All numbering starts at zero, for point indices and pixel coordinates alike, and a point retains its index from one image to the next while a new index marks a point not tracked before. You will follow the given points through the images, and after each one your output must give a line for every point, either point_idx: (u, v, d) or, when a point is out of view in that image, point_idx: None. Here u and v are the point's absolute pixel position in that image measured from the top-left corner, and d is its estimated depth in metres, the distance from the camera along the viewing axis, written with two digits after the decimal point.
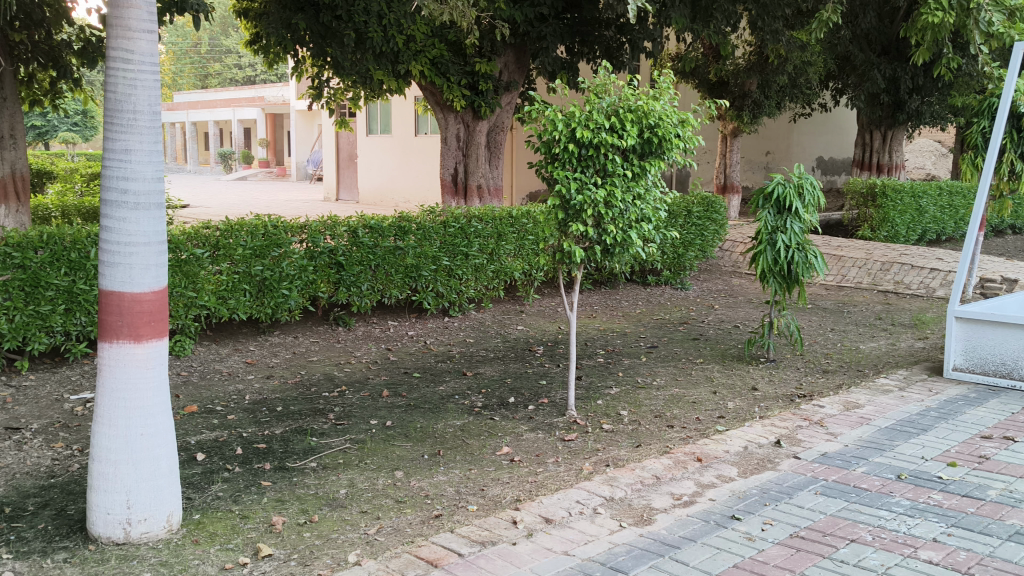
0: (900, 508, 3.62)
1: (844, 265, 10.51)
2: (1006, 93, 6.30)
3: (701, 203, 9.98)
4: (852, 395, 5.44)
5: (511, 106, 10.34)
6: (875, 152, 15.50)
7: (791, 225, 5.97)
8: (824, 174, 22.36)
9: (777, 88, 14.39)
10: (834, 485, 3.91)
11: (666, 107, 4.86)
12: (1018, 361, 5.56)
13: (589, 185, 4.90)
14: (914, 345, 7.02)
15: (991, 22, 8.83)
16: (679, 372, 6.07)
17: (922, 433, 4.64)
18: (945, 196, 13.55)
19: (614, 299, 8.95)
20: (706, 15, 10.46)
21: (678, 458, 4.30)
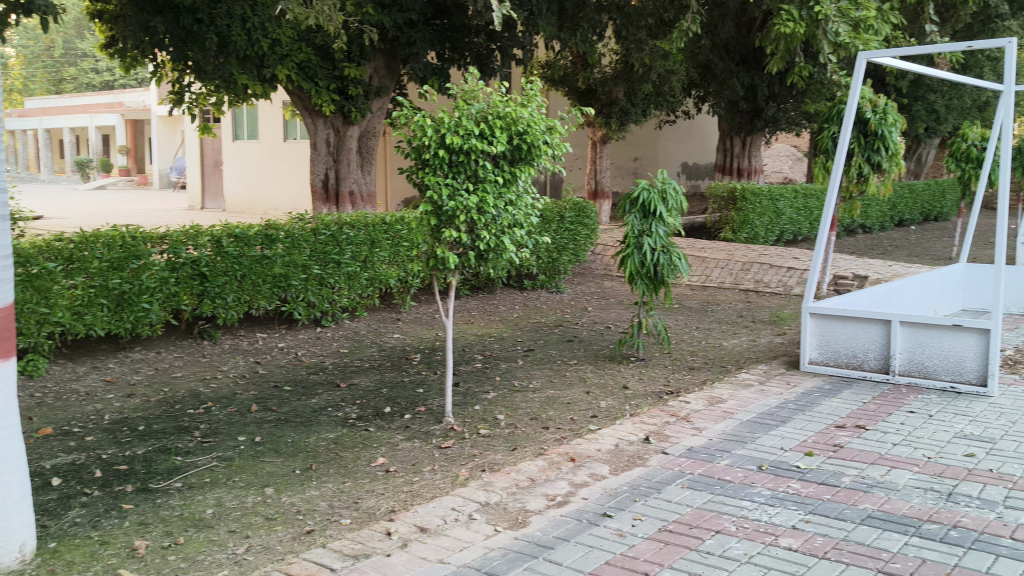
0: (761, 498, 3.75)
1: (708, 265, 10.88)
2: (852, 101, 6.58)
3: (573, 208, 10.11)
4: (717, 390, 5.62)
5: (382, 111, 10.22)
6: (735, 157, 16.07)
7: (657, 229, 6.11)
8: (689, 178, 23.11)
9: (643, 96, 14.79)
10: (699, 478, 4.02)
11: (534, 114, 4.89)
12: (867, 353, 5.87)
13: (461, 191, 4.85)
14: (774, 340, 7.33)
15: (837, 32, 9.34)
16: (554, 375, 6.12)
17: (781, 425, 4.83)
18: (801, 199, 14.22)
19: (491, 304, 8.97)
20: (573, 24, 10.65)
21: (552, 459, 4.32)
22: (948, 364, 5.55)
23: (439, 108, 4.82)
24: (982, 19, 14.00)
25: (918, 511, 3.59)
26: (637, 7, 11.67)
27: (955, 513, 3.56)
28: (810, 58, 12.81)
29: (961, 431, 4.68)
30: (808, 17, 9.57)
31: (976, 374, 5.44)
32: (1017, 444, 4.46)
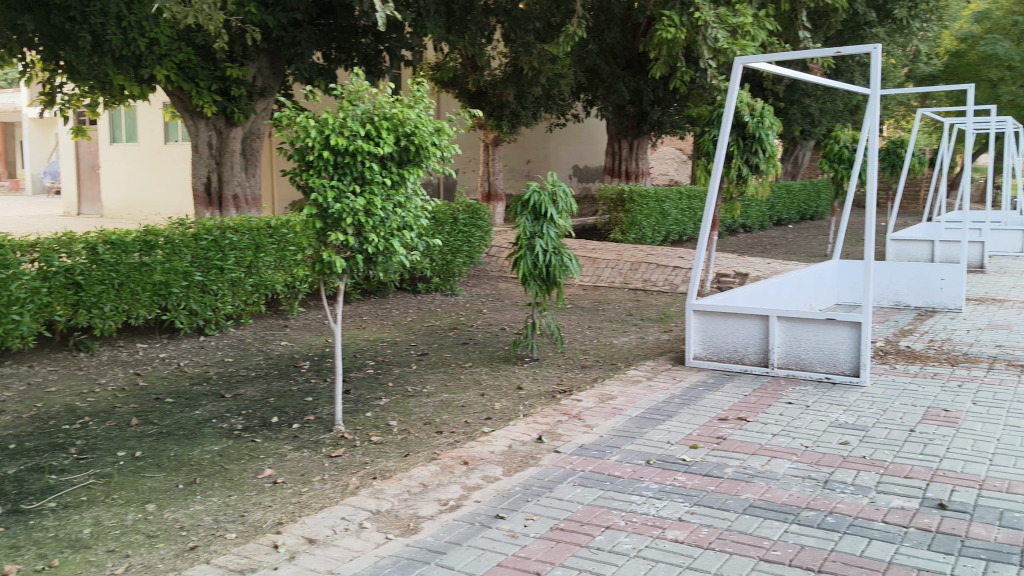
0: (649, 492, 3.81)
1: (599, 266, 11.03)
2: (729, 105, 6.72)
3: (466, 210, 10.08)
4: (607, 387, 5.69)
5: (267, 113, 9.97)
6: (624, 159, 16.33)
7: (548, 230, 6.13)
8: (580, 180, 23.43)
9: (533, 99, 14.91)
10: (590, 475, 4.05)
11: (421, 116, 4.84)
12: (749, 348, 6.05)
13: (347, 193, 4.75)
14: (662, 337, 7.48)
15: (716, 38, 9.63)
16: (448, 378, 6.07)
17: (668, 419, 4.93)
18: (686, 200, 14.60)
19: (383, 308, 8.86)
20: (461, 26, 10.65)
21: (445, 463, 4.28)
22: (823, 356, 5.80)
23: (323, 108, 4.71)
24: (852, 27, 14.67)
25: (797, 499, 3.71)
26: (524, 11, 11.76)
27: (831, 500, 3.70)
28: (692, 63, 13.17)
29: (837, 420, 4.88)
30: (689, 23, 9.83)
31: (849, 365, 5.71)
32: (887, 430, 4.67)
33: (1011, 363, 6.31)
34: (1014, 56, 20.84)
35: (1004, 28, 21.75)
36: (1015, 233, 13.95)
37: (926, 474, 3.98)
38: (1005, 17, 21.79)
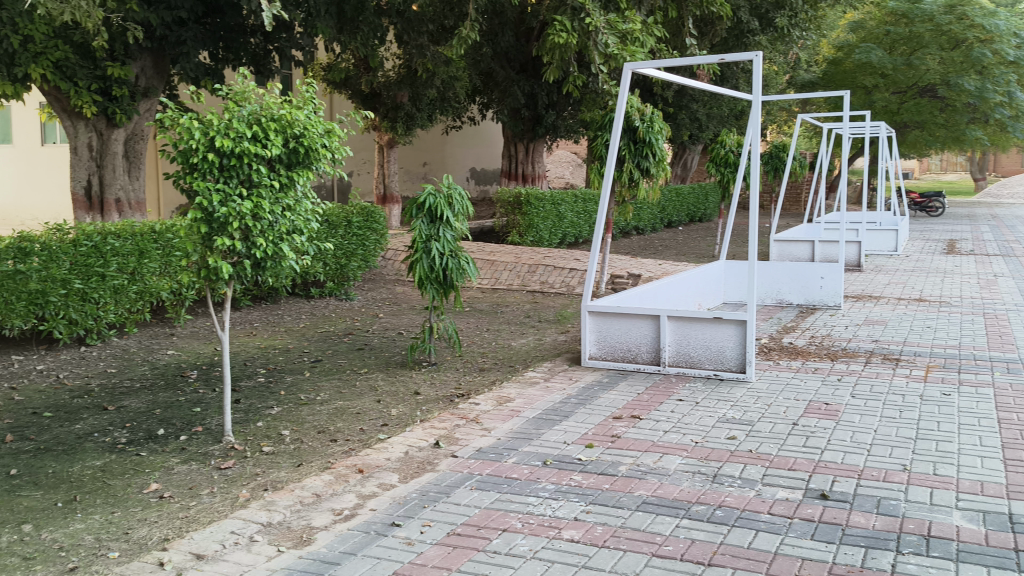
0: (546, 493, 3.82)
1: (496, 268, 11.05)
2: (619, 109, 6.77)
3: (360, 213, 9.95)
4: (504, 390, 5.69)
5: (150, 113, 9.60)
6: (520, 163, 16.36)
7: (445, 233, 6.09)
8: (476, 183, 23.46)
9: (428, 101, 14.85)
10: (487, 478, 4.04)
11: (311, 117, 4.76)
12: (641, 346, 6.16)
13: (234, 196, 4.60)
14: (558, 339, 7.54)
15: (607, 43, 9.78)
16: (343, 385, 5.96)
17: (564, 420, 4.97)
18: (580, 203, 14.78)
19: (275, 315, 8.65)
20: (353, 28, 10.52)
21: (339, 472, 4.20)
22: (711, 353, 5.97)
23: (207, 110, 4.56)
24: (736, 34, 15.15)
25: (689, 494, 3.79)
26: (417, 13, 11.71)
27: (720, 493, 3.79)
28: (584, 67, 13.36)
29: (726, 415, 5.01)
30: (580, 28, 9.96)
31: (735, 361, 5.90)
32: (773, 424, 4.83)
33: (886, 356, 6.62)
34: (887, 64, 21.92)
35: (877, 38, 22.85)
36: (889, 233, 14.66)
37: (809, 466, 4.12)
38: (877, 28, 22.89)
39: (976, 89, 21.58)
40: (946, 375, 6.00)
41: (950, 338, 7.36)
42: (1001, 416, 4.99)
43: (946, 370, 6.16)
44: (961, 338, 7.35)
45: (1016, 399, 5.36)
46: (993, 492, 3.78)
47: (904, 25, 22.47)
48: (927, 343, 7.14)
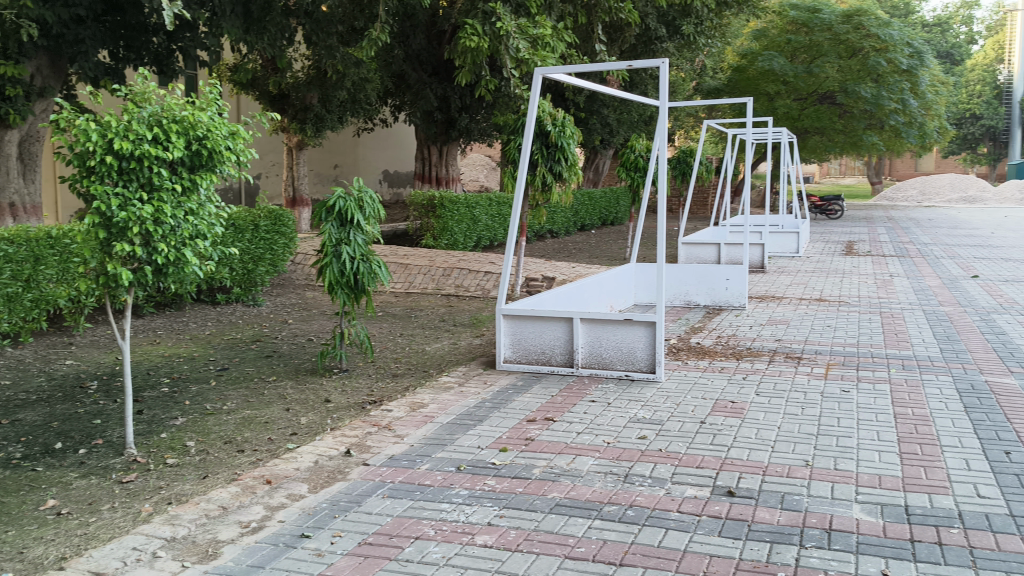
0: (459, 499, 3.81)
1: (409, 272, 10.98)
2: (530, 114, 6.76)
3: (268, 217, 9.75)
4: (417, 395, 5.65)
5: (46, 114, 9.21)
6: (433, 165, 16.32)
7: (355, 237, 6.01)
8: (389, 186, 23.28)
9: (338, 103, 14.67)
10: (399, 486, 4.00)
11: (214, 118, 4.64)
12: (555, 349, 6.20)
13: (134, 201, 4.44)
14: (472, 342, 7.54)
15: (518, 48, 9.83)
16: (251, 394, 5.83)
17: (478, 424, 4.96)
18: (495, 206, 14.80)
19: (180, 322, 8.41)
20: (259, 28, 10.32)
21: (246, 484, 4.10)
22: (622, 354, 6.04)
23: (105, 111, 4.40)
24: (645, 41, 15.43)
25: (601, 494, 3.83)
26: (326, 14, 11.55)
27: (631, 493, 3.84)
28: (496, 71, 13.40)
29: (636, 415, 5.08)
30: (491, 33, 10.00)
31: (646, 362, 5.99)
32: (682, 423, 4.92)
33: (789, 355, 6.82)
34: (788, 72, 22.64)
35: (779, 46, 23.57)
36: (791, 235, 15.13)
37: (716, 463, 4.21)
38: (779, 36, 23.62)
39: (872, 96, 22.46)
40: (846, 372, 6.22)
41: (849, 336, 7.63)
42: (897, 411, 5.19)
43: (846, 367, 6.38)
44: (859, 336, 7.63)
45: (910, 394, 5.59)
46: (890, 485, 3.93)
47: (804, 34, 23.26)
48: (827, 341, 7.39)
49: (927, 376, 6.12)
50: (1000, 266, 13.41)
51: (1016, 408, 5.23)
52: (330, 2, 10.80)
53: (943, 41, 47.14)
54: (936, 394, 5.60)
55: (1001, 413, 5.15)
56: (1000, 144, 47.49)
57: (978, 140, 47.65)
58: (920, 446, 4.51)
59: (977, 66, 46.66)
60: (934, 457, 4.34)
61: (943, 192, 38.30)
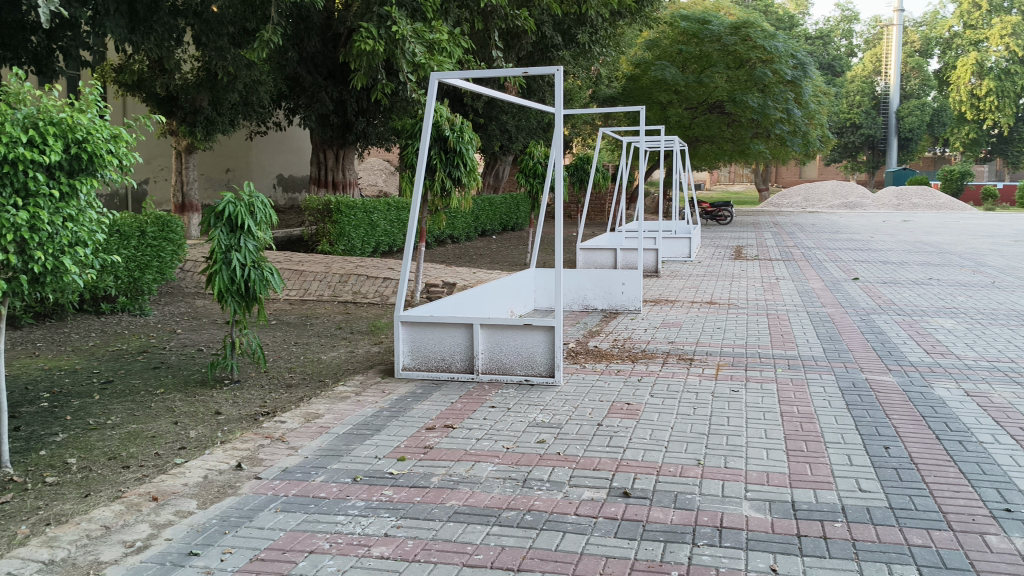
0: (355, 510, 3.75)
1: (305, 279, 10.77)
2: (427, 118, 6.68)
3: (154, 223, 9.41)
4: (312, 406, 5.54)
5: None
6: (329, 170, 16.09)
7: (246, 243, 5.84)
8: (284, 191, 22.82)
9: (229, 106, 14.29)
10: (293, 499, 3.91)
11: (95, 121, 4.47)
12: (454, 355, 6.17)
13: (8, 207, 4.14)
14: (370, 350, 7.44)
15: (414, 53, 9.78)
16: (137, 407, 5.60)
17: (375, 433, 4.90)
18: (393, 212, 14.68)
19: (61, 333, 8.02)
20: (146, 28, 9.98)
21: (131, 501, 3.93)
22: (522, 359, 6.08)
23: None
24: (541, 48, 15.53)
25: (499, 500, 3.83)
26: (217, 15, 11.23)
27: (529, 498, 3.85)
28: (392, 77, 13.30)
29: (535, 420, 5.11)
30: (387, 36, 9.91)
31: (545, 365, 6.05)
32: (579, 426, 4.97)
33: (682, 357, 6.98)
34: (679, 81, 23.22)
35: (671, 56, 24.16)
36: (683, 240, 15.51)
37: (612, 465, 4.27)
38: (671, 46, 24.21)
39: (758, 106, 23.27)
40: (735, 373, 6.40)
41: (738, 338, 7.86)
42: (783, 409, 5.37)
43: (735, 368, 6.58)
44: (747, 337, 7.87)
45: (796, 393, 5.79)
46: (778, 482, 4.06)
47: (694, 45, 23.92)
48: (718, 343, 7.60)
49: (811, 375, 6.35)
50: (878, 269, 14.08)
51: (893, 405, 5.49)
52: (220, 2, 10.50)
53: (825, 54, 49.23)
54: (820, 392, 5.83)
55: (880, 409, 5.40)
56: (878, 153, 49.88)
57: (858, 148, 49.97)
58: (805, 443, 4.68)
59: (856, 78, 48.89)
60: (819, 453, 4.51)
61: (826, 198, 39.96)
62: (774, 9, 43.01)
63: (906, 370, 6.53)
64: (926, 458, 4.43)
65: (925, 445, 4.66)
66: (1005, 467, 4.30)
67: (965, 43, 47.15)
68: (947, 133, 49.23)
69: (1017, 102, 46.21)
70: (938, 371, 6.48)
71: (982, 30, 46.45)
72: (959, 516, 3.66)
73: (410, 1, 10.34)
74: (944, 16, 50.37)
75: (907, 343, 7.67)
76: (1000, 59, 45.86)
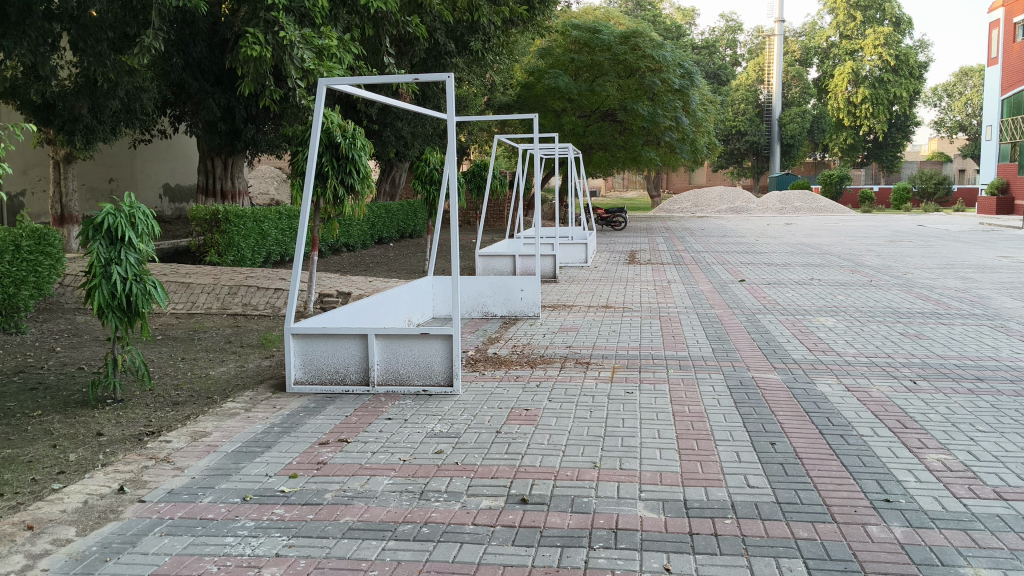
0: (244, 531, 3.63)
1: (192, 291, 10.42)
2: (315, 125, 6.46)
3: (31, 236, 8.93)
4: (200, 424, 5.36)
5: None
6: (217, 178, 15.72)
7: (127, 256, 5.62)
8: (171, 201, 22.13)
9: (110, 113, 13.72)
10: (179, 522, 3.76)
11: None
12: (349, 367, 6.06)
13: None
14: (261, 364, 7.26)
15: (302, 58, 9.61)
16: (12, 431, 5.30)
17: (266, 450, 4.77)
18: (285, 221, 14.37)
19: None
20: (18, 33, 9.53)
21: (4, 532, 3.71)
22: (419, 369, 6.03)
23: None
24: (434, 55, 15.46)
25: (394, 514, 3.78)
26: (94, 19, 10.80)
27: (426, 510, 3.81)
28: (280, 84, 13.03)
29: (432, 430, 5.07)
30: (274, 42, 9.69)
31: (443, 375, 6.01)
32: (477, 434, 4.96)
33: (578, 361, 7.04)
34: (572, 89, 23.52)
35: (564, 64, 24.45)
36: (579, 246, 15.71)
37: (510, 472, 4.27)
38: (563, 54, 24.52)
39: (648, 114, 23.80)
40: (629, 375, 6.51)
41: (632, 340, 8.00)
42: (675, 409, 5.49)
43: (630, 370, 6.69)
44: (641, 340, 8.02)
45: (687, 393, 5.92)
46: (670, 481, 4.14)
47: (586, 54, 24.31)
48: (613, 346, 7.71)
49: (701, 375, 6.52)
50: (764, 270, 14.58)
51: (779, 402, 5.68)
52: (99, 6, 10.06)
53: (711, 63, 50.73)
54: (710, 391, 5.98)
55: (767, 406, 5.57)
56: (762, 158, 51.70)
57: (743, 155, 51.71)
58: (696, 441, 4.79)
59: (741, 86, 50.52)
60: (709, 451, 4.62)
61: (715, 203, 41.07)
62: (662, 19, 44.05)
63: (791, 368, 6.76)
64: (810, 452, 4.59)
65: (808, 440, 4.83)
66: (884, 458, 4.49)
67: (842, 53, 49.36)
68: (827, 139, 51.47)
69: (889, 109, 48.62)
70: (819, 368, 6.74)
71: (857, 40, 48.70)
72: (842, 508, 3.80)
73: (298, 7, 10.14)
74: (822, 26, 52.58)
75: (792, 341, 7.94)
76: (874, 67, 48.15)
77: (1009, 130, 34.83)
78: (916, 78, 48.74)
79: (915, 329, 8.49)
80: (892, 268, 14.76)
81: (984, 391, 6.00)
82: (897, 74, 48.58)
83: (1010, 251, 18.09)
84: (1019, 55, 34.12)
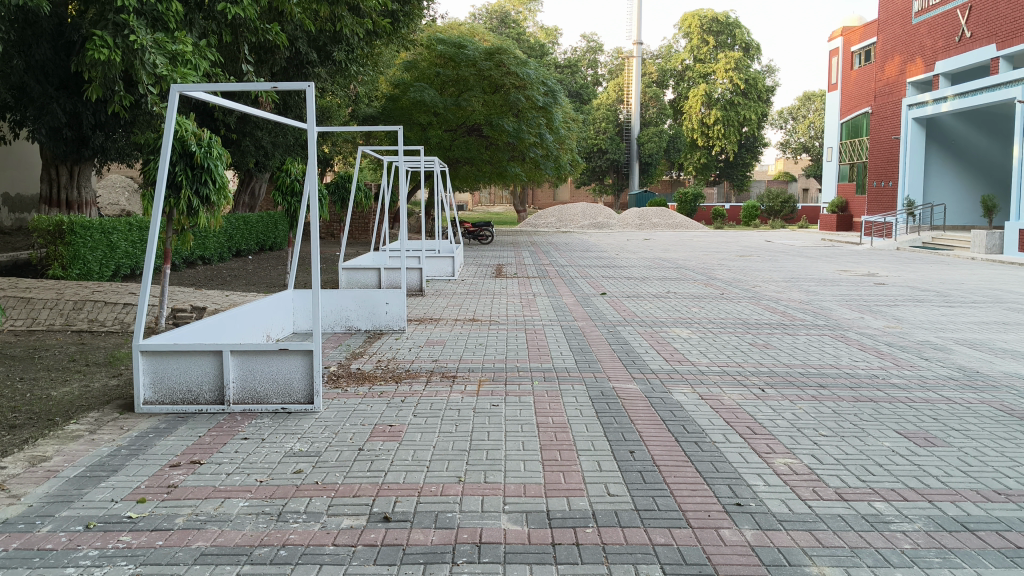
0: (87, 561, 3.43)
1: (33, 306, 9.77)
2: (167, 133, 6.08)
3: None
4: (39, 448, 5.03)
5: None
6: (62, 187, 14.99)
7: None
8: (11, 211, 20.86)
9: None
10: (14, 554, 3.51)
11: None
12: (202, 387, 5.83)
13: None
14: (108, 383, 6.90)
15: (154, 64, 9.27)
16: None
17: (112, 475, 4.52)
18: (135, 232, 13.73)
19: None
20: None
21: None
22: (278, 387, 5.88)
23: None
24: (296, 64, 15.24)
25: (250, 538, 3.65)
26: None
27: (284, 532, 3.71)
28: (131, 91, 12.46)
29: (291, 449, 4.94)
30: (124, 46, 9.24)
31: (303, 394, 5.89)
32: (339, 452, 4.86)
33: (444, 375, 7.04)
34: (438, 103, 23.49)
35: (429, 78, 24.36)
36: (446, 259, 15.71)
37: (372, 490, 4.21)
38: (428, 68, 24.41)
39: (513, 130, 24.14)
40: (495, 388, 6.53)
41: (498, 353, 8.06)
42: (540, 421, 5.56)
43: (495, 383, 6.72)
44: (506, 352, 8.10)
45: (551, 404, 6.00)
46: (534, 492, 4.18)
47: (451, 68, 24.30)
48: (477, 359, 7.75)
49: (564, 386, 6.61)
50: (623, 284, 15.01)
51: (638, 411, 5.84)
52: None
53: (574, 82, 51.68)
54: (572, 402, 6.08)
55: (626, 415, 5.72)
56: (621, 177, 53.39)
57: (604, 172, 53.10)
58: (559, 452, 4.86)
59: (602, 105, 51.78)
60: (572, 461, 4.69)
61: (578, 218, 41.72)
62: (526, 38, 44.60)
63: (649, 378, 6.97)
64: (666, 460, 4.73)
65: (665, 448, 4.97)
66: (735, 463, 4.68)
67: (696, 75, 51.52)
68: (682, 158, 53.58)
69: (739, 130, 50.95)
70: (675, 378, 6.97)
71: (709, 64, 50.82)
72: (696, 513, 3.93)
73: (149, 10, 9.69)
74: (676, 50, 54.71)
75: (649, 352, 8.21)
76: (725, 90, 50.29)
77: (848, 152, 37.16)
78: (764, 101, 51.33)
79: (763, 339, 8.94)
80: (741, 281, 15.49)
81: (826, 397, 6.35)
82: (746, 98, 50.93)
83: (851, 266, 19.29)
84: (857, 82, 36.41)
